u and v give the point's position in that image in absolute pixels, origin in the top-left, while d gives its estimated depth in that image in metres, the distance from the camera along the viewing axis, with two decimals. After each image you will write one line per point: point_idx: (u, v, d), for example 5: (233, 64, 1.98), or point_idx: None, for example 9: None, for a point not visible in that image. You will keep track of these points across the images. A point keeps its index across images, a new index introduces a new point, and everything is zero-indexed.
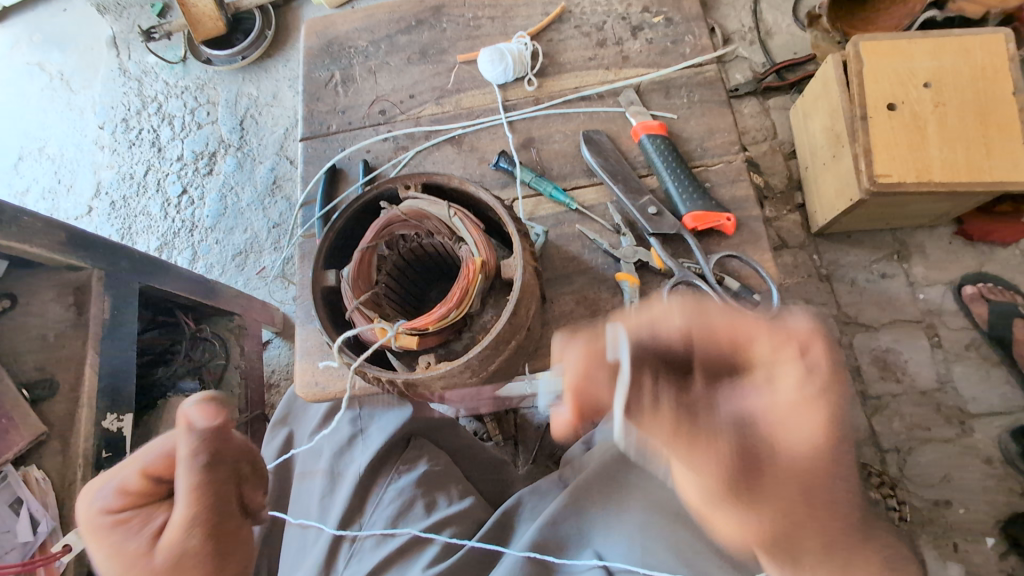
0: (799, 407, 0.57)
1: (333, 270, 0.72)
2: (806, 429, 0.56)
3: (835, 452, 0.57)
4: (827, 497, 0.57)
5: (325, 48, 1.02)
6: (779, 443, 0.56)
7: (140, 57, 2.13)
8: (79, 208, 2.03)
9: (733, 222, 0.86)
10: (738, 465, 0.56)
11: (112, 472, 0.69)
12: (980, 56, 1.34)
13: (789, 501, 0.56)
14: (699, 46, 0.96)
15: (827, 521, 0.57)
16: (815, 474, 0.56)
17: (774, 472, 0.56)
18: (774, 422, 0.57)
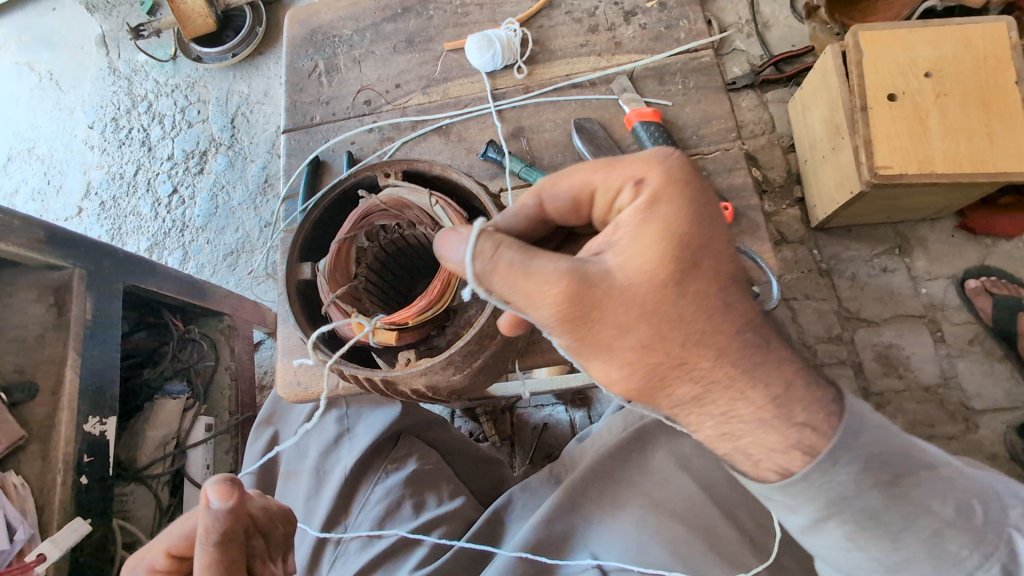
0: (635, 236, 0.54)
1: (308, 263, 0.69)
2: (643, 255, 0.54)
3: (682, 282, 0.53)
4: (683, 323, 0.54)
5: (308, 38, 0.99)
6: (618, 272, 0.54)
7: (129, 56, 2.10)
8: (69, 209, 2.01)
9: (731, 212, 0.84)
10: (578, 297, 0.53)
11: (142, 553, 0.67)
12: (981, 45, 1.32)
13: (638, 332, 0.54)
14: (695, 31, 0.93)
15: (685, 348, 0.54)
16: (661, 300, 0.53)
17: (615, 302, 0.54)
18: (616, 255, 0.55)
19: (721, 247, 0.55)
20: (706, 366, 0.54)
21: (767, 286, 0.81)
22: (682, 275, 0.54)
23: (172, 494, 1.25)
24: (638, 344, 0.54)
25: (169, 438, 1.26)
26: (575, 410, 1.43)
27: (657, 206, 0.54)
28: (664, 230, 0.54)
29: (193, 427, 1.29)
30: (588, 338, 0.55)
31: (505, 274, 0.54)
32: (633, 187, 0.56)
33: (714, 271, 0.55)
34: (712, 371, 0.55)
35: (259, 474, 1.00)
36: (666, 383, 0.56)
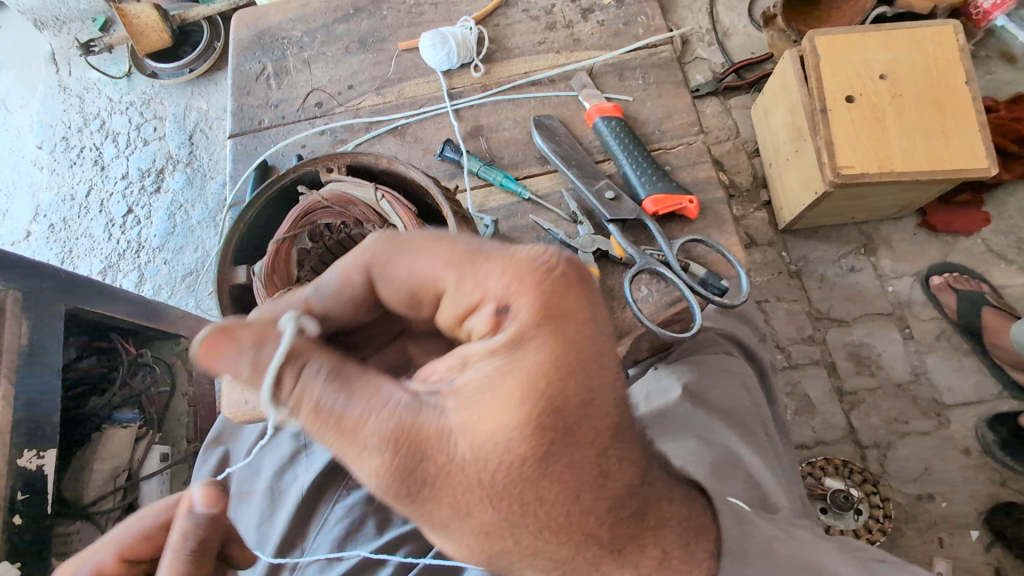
0: (496, 383, 0.46)
1: (243, 266, 0.67)
2: (491, 427, 0.45)
3: (541, 460, 0.46)
4: (572, 431, 0.46)
5: (256, 40, 0.96)
6: (492, 433, 0.45)
7: (81, 73, 2.03)
8: (15, 232, 1.91)
9: (696, 205, 0.82)
10: (408, 457, 0.46)
11: (90, 552, 0.71)
12: (931, 47, 1.35)
13: (563, 328, 0.48)
14: (653, 27, 0.93)
15: (589, 394, 0.47)
16: (514, 475, 0.46)
17: (456, 482, 0.46)
18: (468, 411, 0.46)
19: (604, 397, 0.48)
20: (614, 390, 0.49)
21: (736, 280, 0.79)
22: (593, 372, 0.48)
23: None
24: (525, 469, 0.45)
25: (121, 470, 1.19)
26: None
27: (520, 351, 0.46)
28: (557, 362, 0.47)
29: (147, 458, 1.22)
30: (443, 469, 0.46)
31: (331, 397, 0.46)
32: (493, 314, 0.49)
33: (592, 435, 0.47)
34: (587, 476, 0.47)
35: None
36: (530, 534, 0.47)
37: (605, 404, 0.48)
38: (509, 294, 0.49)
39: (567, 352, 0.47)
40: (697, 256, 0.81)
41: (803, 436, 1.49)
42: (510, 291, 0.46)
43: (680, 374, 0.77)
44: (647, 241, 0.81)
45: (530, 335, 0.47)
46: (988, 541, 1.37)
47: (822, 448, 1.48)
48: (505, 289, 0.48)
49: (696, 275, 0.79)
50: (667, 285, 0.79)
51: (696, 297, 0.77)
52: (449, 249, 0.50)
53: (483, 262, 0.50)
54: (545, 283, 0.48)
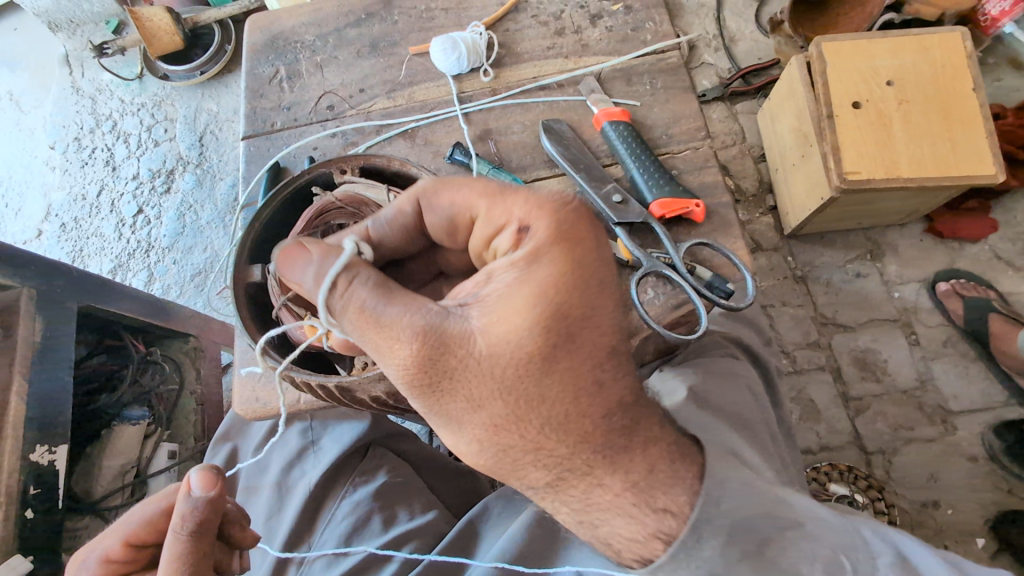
0: (511, 292, 0.53)
1: (257, 266, 0.68)
2: (507, 326, 0.52)
3: (546, 359, 0.52)
4: (574, 336, 0.53)
5: (269, 44, 0.97)
6: (508, 332, 0.52)
7: (94, 75, 2.06)
8: (27, 231, 1.93)
9: (702, 209, 0.82)
10: (432, 350, 0.53)
11: (98, 540, 0.72)
12: (939, 53, 1.35)
13: (577, 251, 0.55)
14: (661, 33, 0.94)
15: (592, 307, 0.54)
16: (520, 371, 0.52)
17: (471, 373, 0.53)
18: (485, 315, 0.53)
19: (602, 316, 0.54)
20: (614, 311, 0.55)
21: (742, 283, 0.80)
22: (598, 290, 0.54)
23: None
24: (533, 364, 0.52)
25: (129, 466, 1.20)
26: None
27: (535, 266, 0.53)
28: (568, 278, 0.53)
29: (155, 456, 1.23)
30: (462, 362, 0.53)
31: (372, 299, 0.54)
32: (516, 236, 0.56)
33: (590, 345, 0.53)
34: (586, 378, 0.53)
35: None
36: (534, 431, 0.53)
37: (606, 322, 0.54)
38: (530, 220, 0.56)
39: (579, 270, 0.54)
40: (703, 260, 0.82)
41: (808, 441, 1.48)
42: (534, 211, 0.53)
43: (686, 377, 0.78)
44: (654, 244, 0.82)
45: (543, 254, 0.54)
46: (994, 550, 1.36)
47: (827, 453, 1.48)
48: (527, 214, 0.56)
49: (703, 279, 0.79)
50: (673, 288, 0.79)
51: (702, 300, 0.77)
52: (481, 183, 0.58)
53: (510, 194, 0.58)
54: (559, 214, 0.56)
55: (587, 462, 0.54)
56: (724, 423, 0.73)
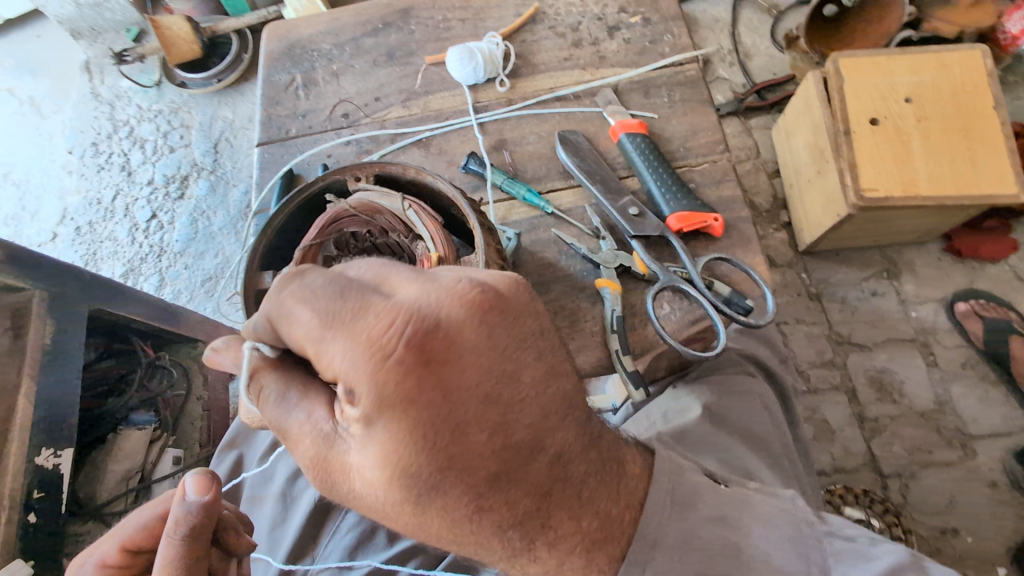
0: (361, 446, 0.44)
1: (269, 272, 0.68)
2: (365, 481, 0.45)
3: (413, 508, 0.45)
4: (439, 484, 0.44)
5: (286, 52, 0.98)
6: (371, 486, 0.45)
7: (113, 81, 2.09)
8: (43, 234, 1.95)
9: (721, 223, 0.81)
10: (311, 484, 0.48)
11: (96, 546, 0.71)
12: (958, 71, 1.34)
13: (423, 401, 0.43)
14: (679, 45, 0.93)
15: (454, 453, 0.43)
16: (395, 512, 0.46)
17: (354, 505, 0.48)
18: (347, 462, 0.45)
19: (474, 453, 0.44)
20: (488, 442, 0.44)
21: (761, 299, 0.78)
22: (461, 432, 0.44)
23: None
24: (406, 510, 0.45)
25: (133, 471, 1.20)
26: None
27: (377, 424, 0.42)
28: (419, 434, 0.43)
29: (160, 461, 1.22)
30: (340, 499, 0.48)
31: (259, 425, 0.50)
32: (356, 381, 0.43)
33: (464, 485, 0.44)
34: (473, 513, 0.46)
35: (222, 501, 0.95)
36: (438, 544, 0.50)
37: (479, 459, 0.44)
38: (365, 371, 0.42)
39: (431, 419, 0.43)
40: (720, 275, 0.80)
41: (822, 463, 1.45)
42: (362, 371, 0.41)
43: (700, 394, 0.76)
44: (670, 258, 0.81)
45: (384, 411, 0.42)
46: None
47: (842, 475, 1.44)
48: (356, 366, 0.42)
49: (720, 294, 0.78)
50: (690, 303, 0.77)
51: (720, 316, 0.76)
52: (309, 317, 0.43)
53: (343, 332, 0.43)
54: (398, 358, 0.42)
55: (495, 559, 0.51)
56: (740, 443, 0.71)
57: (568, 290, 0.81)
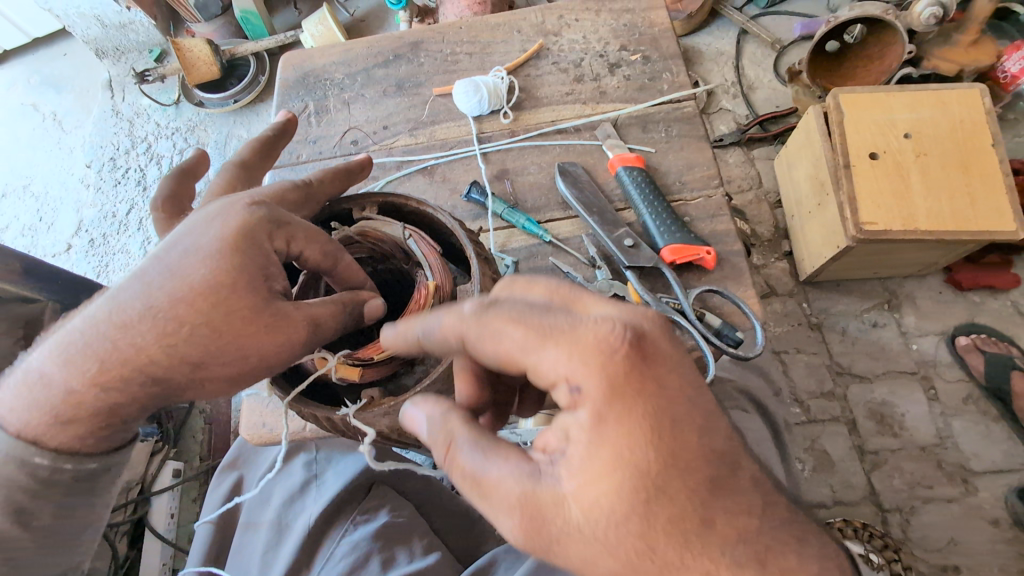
0: (594, 449, 0.48)
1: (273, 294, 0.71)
2: (591, 494, 0.47)
3: (638, 505, 0.47)
4: (664, 487, 0.47)
5: (300, 80, 1.02)
6: (589, 501, 0.48)
7: (134, 99, 2.15)
8: (57, 245, 2.00)
9: (713, 256, 0.83)
10: (531, 517, 0.49)
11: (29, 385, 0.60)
12: (957, 109, 1.37)
13: (638, 409, 0.48)
14: (677, 83, 0.96)
15: (671, 450, 0.48)
16: (618, 525, 0.48)
17: (575, 537, 0.49)
18: (574, 478, 0.49)
19: (685, 455, 0.48)
20: (699, 443, 0.49)
21: (752, 332, 0.79)
22: (676, 437, 0.48)
23: (131, 547, 1.28)
24: (586, 536, 0.48)
25: (133, 483, 1.30)
26: None
27: (605, 425, 0.48)
28: (598, 459, 0.48)
29: (160, 473, 1.33)
30: (561, 533, 0.49)
31: (468, 470, 0.52)
32: (568, 392, 0.50)
33: (683, 489, 0.48)
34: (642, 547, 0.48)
35: (218, 523, 0.97)
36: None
37: (693, 459, 0.48)
38: (584, 376, 0.49)
39: (648, 423, 0.48)
40: (712, 306, 0.82)
41: (821, 495, 1.44)
42: (589, 355, 0.48)
43: None
44: (664, 289, 0.82)
45: (607, 412, 0.48)
46: None
47: (841, 508, 1.43)
48: (576, 366, 0.49)
49: (712, 325, 0.79)
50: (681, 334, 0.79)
51: (710, 347, 0.78)
52: (528, 328, 0.51)
53: (550, 345, 0.50)
54: (610, 364, 0.49)
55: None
56: None
57: None
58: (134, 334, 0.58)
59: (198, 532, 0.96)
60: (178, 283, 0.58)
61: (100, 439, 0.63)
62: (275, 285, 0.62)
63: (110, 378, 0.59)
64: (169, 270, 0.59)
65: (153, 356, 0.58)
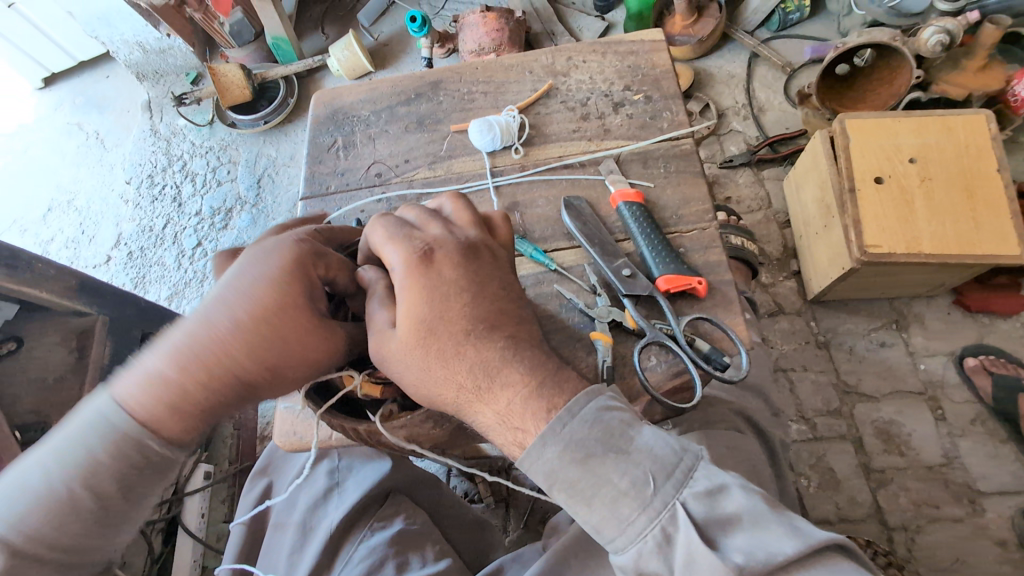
0: (457, 281, 0.67)
1: None
2: (455, 309, 0.66)
3: (485, 325, 0.66)
4: (495, 320, 0.67)
5: (330, 116, 1.10)
6: (453, 315, 0.65)
7: (171, 120, 2.28)
8: (98, 257, 2.12)
9: (705, 286, 0.88)
10: (418, 327, 0.64)
11: (144, 378, 0.64)
12: (962, 134, 1.40)
13: (485, 262, 0.71)
14: (677, 121, 1.02)
15: (498, 295, 0.69)
16: (466, 334, 0.65)
17: (442, 341, 0.65)
18: (441, 299, 0.66)
19: (508, 300, 0.70)
20: (515, 296, 0.71)
21: (739, 357, 0.84)
22: (502, 289, 0.70)
23: (164, 544, 1.35)
24: (455, 337, 0.65)
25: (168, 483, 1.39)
26: None
27: (462, 266, 0.68)
28: (471, 285, 0.68)
29: (192, 475, 1.42)
30: (431, 341, 0.64)
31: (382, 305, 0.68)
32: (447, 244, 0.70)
33: (510, 322, 0.68)
34: (491, 350, 0.65)
35: (250, 525, 1.04)
36: (427, 386, 0.66)
37: (514, 306, 0.70)
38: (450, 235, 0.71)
39: (489, 273, 0.70)
40: (703, 332, 0.87)
41: (826, 511, 1.46)
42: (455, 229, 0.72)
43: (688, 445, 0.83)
44: (658, 316, 0.88)
45: (465, 259, 0.69)
46: None
47: (846, 525, 1.45)
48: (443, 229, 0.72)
49: (701, 350, 0.84)
50: (674, 357, 0.84)
51: (699, 370, 0.82)
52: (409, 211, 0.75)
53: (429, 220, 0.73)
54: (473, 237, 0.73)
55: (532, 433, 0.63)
56: None
57: (566, 340, 0.87)
58: (259, 326, 0.65)
59: (232, 533, 1.04)
60: (289, 284, 0.66)
61: (195, 425, 0.66)
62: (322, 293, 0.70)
63: (237, 361, 0.64)
64: (266, 271, 0.67)
65: (281, 339, 0.65)
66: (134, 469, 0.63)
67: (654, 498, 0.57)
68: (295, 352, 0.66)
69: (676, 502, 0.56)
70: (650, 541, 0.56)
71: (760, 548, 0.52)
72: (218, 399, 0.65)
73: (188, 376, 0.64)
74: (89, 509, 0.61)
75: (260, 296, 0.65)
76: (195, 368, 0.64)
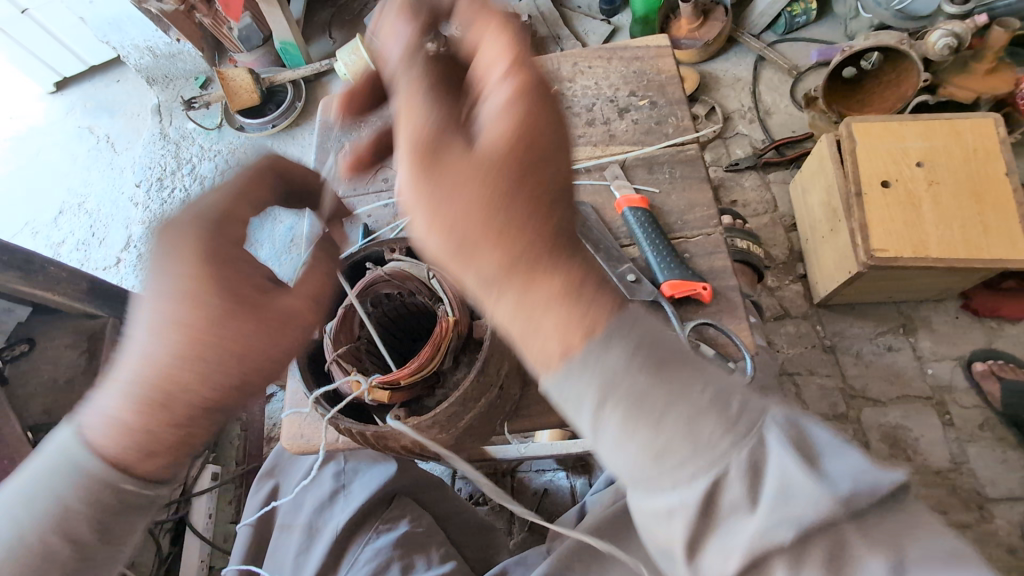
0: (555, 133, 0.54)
1: (318, 325, 0.82)
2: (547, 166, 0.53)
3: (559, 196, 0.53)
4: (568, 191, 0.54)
5: (338, 122, 1.12)
6: (542, 170, 0.53)
7: (180, 123, 2.31)
8: (108, 259, 2.14)
9: (710, 291, 0.88)
10: (501, 161, 0.51)
11: (97, 425, 0.58)
12: (970, 138, 1.39)
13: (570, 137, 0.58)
14: (682, 127, 1.02)
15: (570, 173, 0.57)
16: (544, 194, 0.52)
17: (520, 188, 0.51)
18: (535, 142, 0.53)
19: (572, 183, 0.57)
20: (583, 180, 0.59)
21: (744, 363, 0.84)
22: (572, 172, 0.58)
23: (173, 544, 1.40)
24: (530, 192, 0.51)
25: (177, 485, 1.43)
26: (578, 477, 1.41)
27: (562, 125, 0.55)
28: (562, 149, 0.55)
29: (199, 476, 1.45)
30: (509, 181, 0.51)
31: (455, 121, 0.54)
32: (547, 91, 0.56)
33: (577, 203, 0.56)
34: (555, 222, 0.52)
35: (256, 525, 1.05)
36: (476, 237, 0.51)
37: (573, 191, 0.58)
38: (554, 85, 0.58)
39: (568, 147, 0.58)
40: (708, 338, 0.87)
41: None
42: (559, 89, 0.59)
43: None
44: (663, 320, 0.88)
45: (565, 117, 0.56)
46: None
47: None
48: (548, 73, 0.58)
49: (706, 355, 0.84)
50: None
51: None
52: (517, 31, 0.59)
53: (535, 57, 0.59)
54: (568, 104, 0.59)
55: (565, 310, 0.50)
56: None
57: None
58: (182, 335, 0.58)
59: (239, 533, 1.05)
60: (191, 282, 0.59)
61: (176, 468, 0.61)
62: (249, 274, 0.63)
63: (177, 382, 0.57)
64: (167, 276, 0.60)
65: (208, 345, 0.58)
66: (108, 518, 0.58)
67: (723, 415, 0.46)
68: (232, 353, 0.58)
69: (763, 430, 0.45)
70: (729, 476, 0.44)
71: (869, 478, 0.42)
72: (188, 430, 0.59)
73: (139, 408, 0.57)
74: (68, 558, 0.57)
75: (177, 309, 0.58)
76: (145, 407, 0.57)
